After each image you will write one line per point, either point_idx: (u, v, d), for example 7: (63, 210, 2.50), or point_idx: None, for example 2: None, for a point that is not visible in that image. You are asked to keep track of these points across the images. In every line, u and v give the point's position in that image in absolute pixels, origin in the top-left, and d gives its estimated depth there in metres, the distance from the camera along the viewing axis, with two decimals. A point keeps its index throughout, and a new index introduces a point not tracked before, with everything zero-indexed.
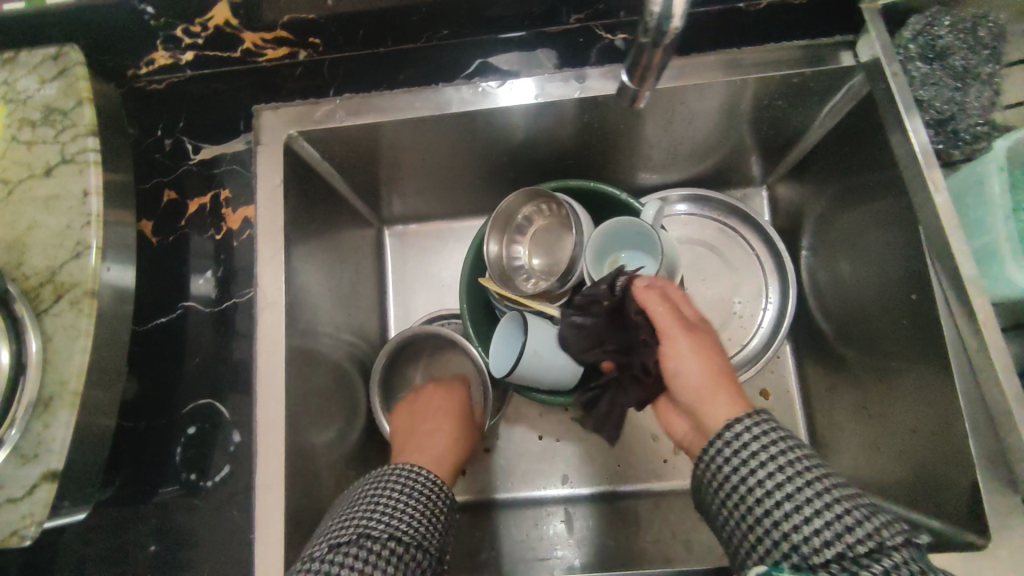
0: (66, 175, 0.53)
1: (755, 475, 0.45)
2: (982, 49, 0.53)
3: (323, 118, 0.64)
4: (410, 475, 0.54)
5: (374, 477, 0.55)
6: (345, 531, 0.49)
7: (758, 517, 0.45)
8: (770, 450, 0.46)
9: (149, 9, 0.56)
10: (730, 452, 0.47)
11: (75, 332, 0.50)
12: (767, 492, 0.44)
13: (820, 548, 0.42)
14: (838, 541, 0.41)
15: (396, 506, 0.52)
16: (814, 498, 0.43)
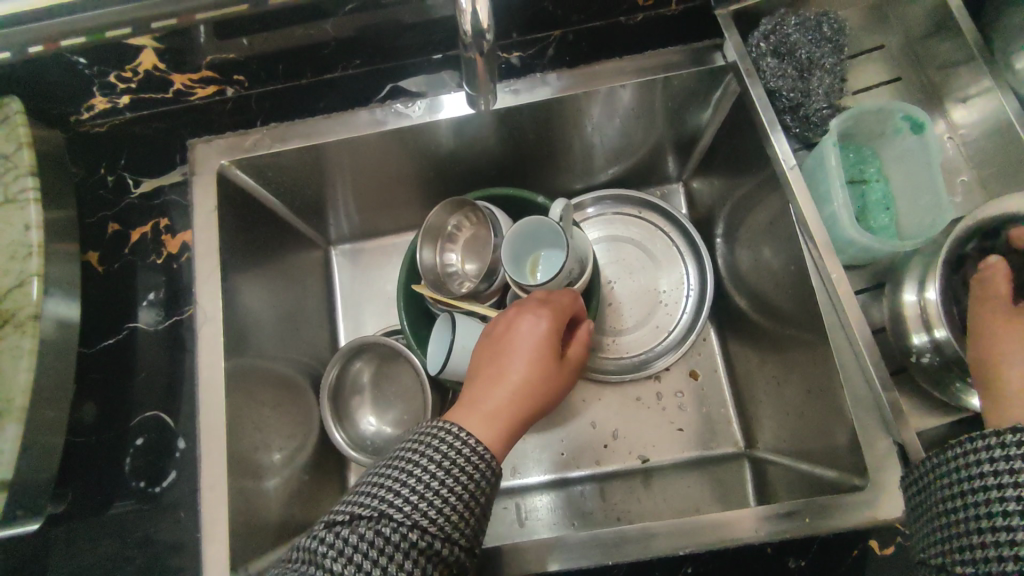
0: (10, 212, 0.58)
1: (979, 474, 0.40)
2: (824, 44, 0.60)
3: (251, 147, 0.71)
4: (457, 443, 0.48)
5: (433, 426, 0.50)
6: (368, 506, 0.45)
7: (965, 514, 0.41)
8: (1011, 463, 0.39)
9: (81, 59, 0.61)
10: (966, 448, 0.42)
11: (19, 354, 0.54)
12: (982, 491, 0.40)
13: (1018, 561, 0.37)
14: None
15: (430, 488, 0.46)
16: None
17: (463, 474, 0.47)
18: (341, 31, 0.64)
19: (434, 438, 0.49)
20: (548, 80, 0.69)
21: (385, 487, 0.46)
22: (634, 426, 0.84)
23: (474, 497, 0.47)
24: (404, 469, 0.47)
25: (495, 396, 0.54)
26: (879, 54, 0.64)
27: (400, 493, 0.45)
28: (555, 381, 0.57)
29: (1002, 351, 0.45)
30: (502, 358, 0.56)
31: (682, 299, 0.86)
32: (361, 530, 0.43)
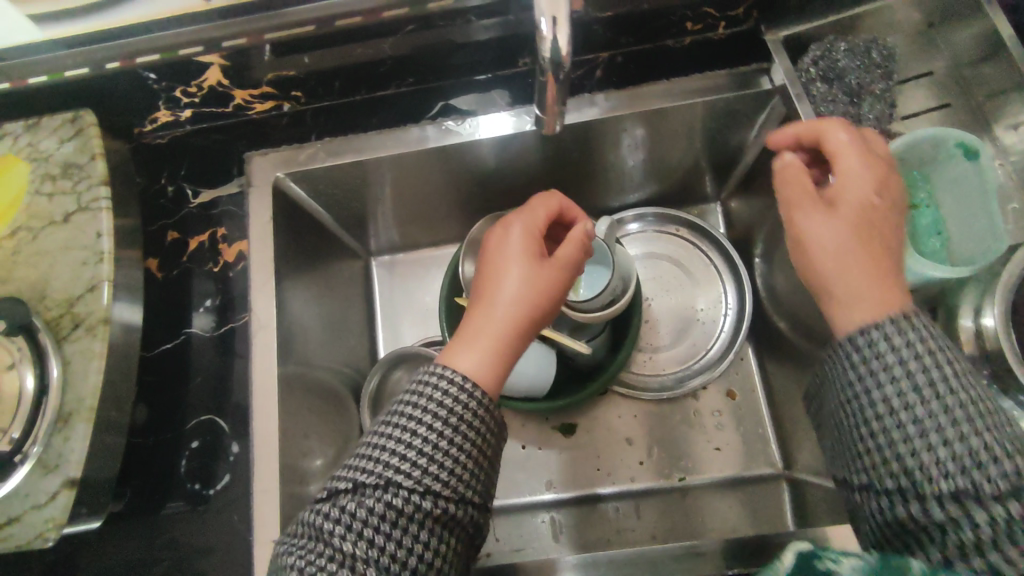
0: (82, 220, 0.60)
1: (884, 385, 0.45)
2: (875, 68, 0.61)
3: (306, 160, 0.73)
4: (453, 403, 0.51)
5: (423, 372, 0.53)
6: (373, 474, 0.48)
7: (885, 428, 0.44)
8: (906, 368, 0.44)
9: (151, 75, 0.63)
10: (862, 355, 0.46)
11: (90, 355, 0.56)
12: (890, 399, 0.44)
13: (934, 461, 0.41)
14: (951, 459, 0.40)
15: (431, 452, 0.49)
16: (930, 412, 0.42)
17: (462, 437, 0.50)
18: (399, 49, 0.65)
19: (428, 400, 0.51)
20: (596, 101, 0.71)
21: (386, 452, 0.49)
22: (670, 443, 0.84)
23: (475, 459, 0.51)
24: (405, 436, 0.49)
25: (483, 318, 0.55)
26: (925, 80, 0.65)
27: (403, 461, 0.48)
28: (549, 280, 0.57)
29: (812, 268, 0.51)
30: (487, 280, 0.57)
31: (719, 317, 0.87)
32: (369, 500, 0.47)
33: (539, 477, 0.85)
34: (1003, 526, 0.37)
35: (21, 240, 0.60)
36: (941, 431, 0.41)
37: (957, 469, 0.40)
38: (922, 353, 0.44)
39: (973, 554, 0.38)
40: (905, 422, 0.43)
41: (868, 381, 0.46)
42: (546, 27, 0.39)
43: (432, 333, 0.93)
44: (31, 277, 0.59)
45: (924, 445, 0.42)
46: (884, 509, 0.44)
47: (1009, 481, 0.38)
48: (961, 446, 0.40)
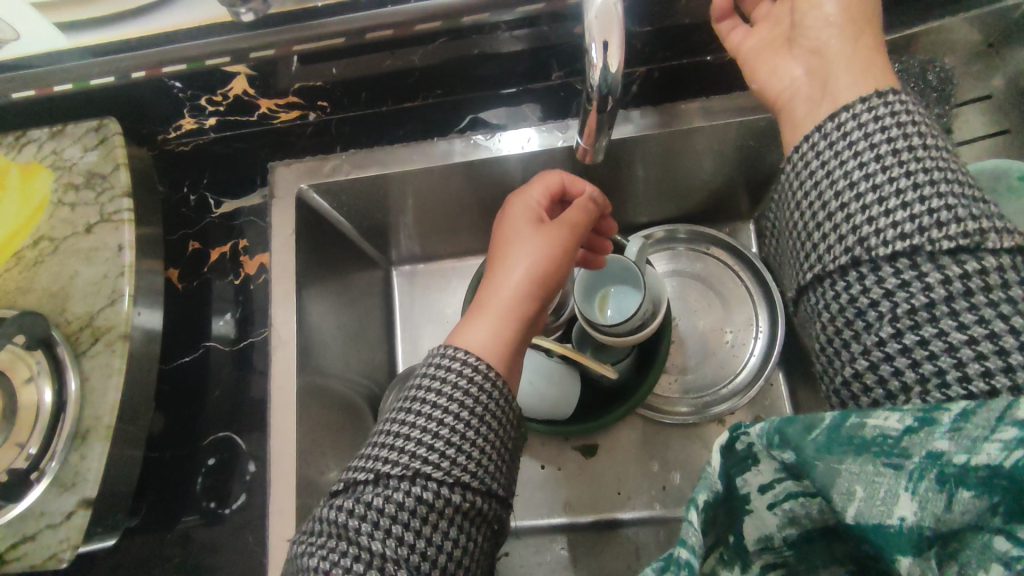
0: (104, 231, 0.59)
1: (848, 196, 0.44)
2: (931, 92, 0.60)
3: (331, 172, 0.72)
4: (478, 390, 0.49)
5: (440, 352, 0.52)
6: (399, 465, 0.46)
7: (842, 235, 0.44)
8: (868, 172, 0.44)
9: (177, 83, 0.62)
10: (829, 159, 0.46)
11: (109, 371, 0.56)
12: (851, 204, 0.44)
13: (890, 242, 0.42)
14: (912, 238, 0.41)
15: (459, 440, 0.47)
16: (892, 198, 0.43)
17: (488, 426, 0.49)
18: (429, 57, 0.63)
19: (453, 385, 0.49)
20: (632, 117, 0.68)
21: (411, 440, 0.47)
22: (695, 469, 0.81)
23: (501, 450, 0.49)
24: (431, 426, 0.47)
25: (501, 290, 0.58)
26: (982, 103, 0.62)
27: (430, 452, 0.46)
28: (561, 242, 0.61)
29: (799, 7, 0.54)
30: (501, 254, 0.61)
31: (750, 340, 0.84)
32: (397, 494, 0.45)
33: (558, 500, 0.82)
34: (954, 290, 0.40)
35: (43, 250, 0.59)
36: (900, 200, 0.42)
37: (910, 227, 0.42)
38: (895, 141, 0.44)
39: (925, 324, 0.41)
40: (868, 170, 0.44)
41: (835, 168, 0.45)
42: (597, 54, 0.37)
43: None
44: (52, 287, 0.58)
45: (880, 228, 0.42)
46: (832, 292, 0.45)
47: (954, 254, 0.41)
48: (918, 216, 0.42)
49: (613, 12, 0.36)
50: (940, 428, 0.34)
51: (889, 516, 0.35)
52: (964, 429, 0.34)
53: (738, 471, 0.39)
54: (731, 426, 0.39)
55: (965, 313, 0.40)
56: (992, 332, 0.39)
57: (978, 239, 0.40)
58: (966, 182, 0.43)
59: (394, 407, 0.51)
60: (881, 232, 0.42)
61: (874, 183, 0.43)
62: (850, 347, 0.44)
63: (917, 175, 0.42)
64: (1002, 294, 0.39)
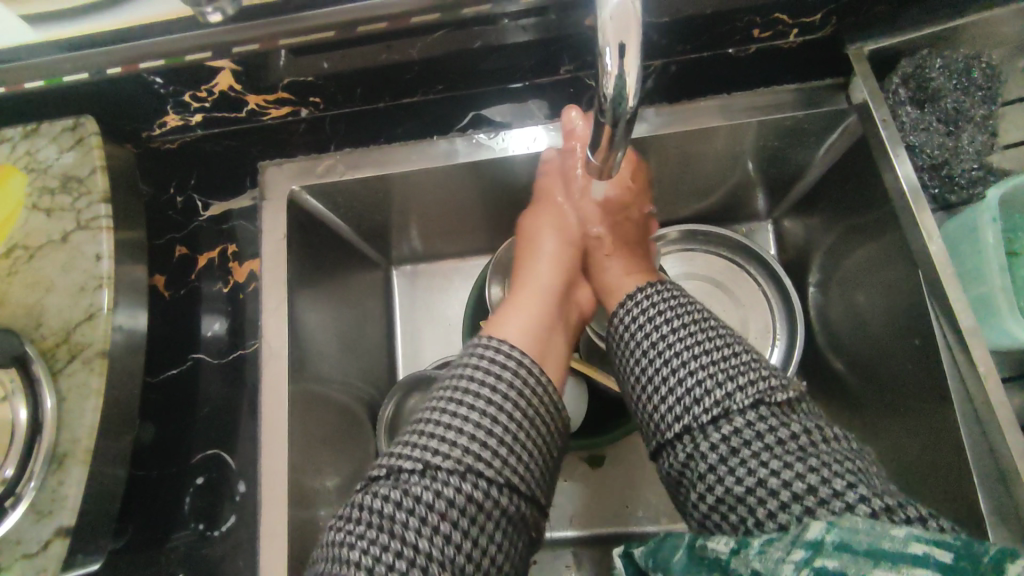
0: (81, 240, 0.56)
1: (635, 378, 0.51)
2: (975, 91, 0.55)
3: (324, 172, 0.68)
4: (526, 390, 0.50)
5: (480, 341, 0.53)
6: (450, 459, 0.46)
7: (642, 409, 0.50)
8: (644, 334, 0.52)
9: (158, 79, 0.57)
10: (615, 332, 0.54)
11: (86, 392, 0.52)
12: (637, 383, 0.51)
13: (674, 424, 0.47)
14: (686, 414, 0.47)
15: (509, 441, 0.48)
16: (667, 371, 0.49)
17: (534, 428, 0.49)
18: (429, 51, 0.58)
19: (507, 384, 0.50)
20: (646, 115, 0.64)
21: (464, 436, 0.47)
22: None
23: (546, 454, 0.50)
24: (482, 422, 0.47)
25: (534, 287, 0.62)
26: None
27: (481, 449, 0.46)
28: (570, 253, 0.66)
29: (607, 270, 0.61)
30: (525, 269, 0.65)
31: (767, 349, 0.78)
32: (447, 489, 0.45)
33: (565, 513, 0.79)
34: (753, 445, 0.44)
35: (17, 260, 0.56)
36: (697, 378, 0.47)
37: (680, 391, 0.47)
38: (651, 321, 0.52)
39: (722, 492, 0.44)
40: (668, 338, 0.50)
41: (634, 338, 0.52)
42: (611, 60, 0.32)
43: (454, 351, 0.87)
44: (26, 301, 0.55)
45: (693, 414, 0.47)
46: (671, 458, 0.48)
47: (725, 413, 0.46)
48: (716, 373, 0.47)
49: (631, 13, 0.32)
50: (751, 550, 0.40)
51: None
52: (769, 551, 0.39)
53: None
54: (621, 549, 0.47)
55: (772, 459, 0.43)
56: (788, 478, 0.42)
57: (748, 444, 0.44)
58: (720, 329, 0.51)
59: (438, 393, 0.51)
60: (690, 412, 0.47)
61: (671, 359, 0.49)
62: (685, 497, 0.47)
63: (678, 332, 0.50)
64: (796, 439, 0.44)
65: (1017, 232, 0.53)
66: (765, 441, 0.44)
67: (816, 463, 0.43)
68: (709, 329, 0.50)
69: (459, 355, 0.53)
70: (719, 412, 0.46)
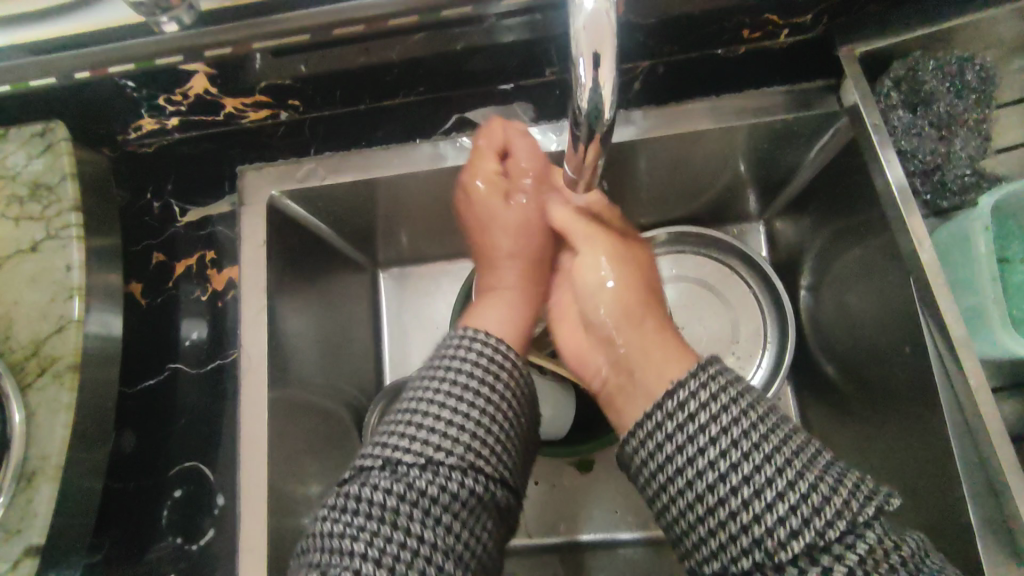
0: (52, 250, 0.55)
1: (712, 488, 0.40)
2: (969, 94, 0.54)
3: (305, 177, 0.66)
4: (511, 382, 0.49)
5: (471, 331, 0.51)
6: (454, 454, 0.44)
7: (725, 527, 0.39)
8: (717, 432, 0.41)
9: (130, 83, 0.55)
10: (663, 425, 0.43)
11: (56, 407, 0.52)
12: (719, 493, 0.39)
13: (783, 543, 0.37)
14: (804, 533, 0.37)
15: (502, 433, 0.47)
16: (768, 479, 0.39)
17: (527, 427, 0.49)
18: (409, 53, 0.56)
19: (506, 380, 0.49)
20: (633, 118, 0.62)
21: (467, 432, 0.45)
22: None
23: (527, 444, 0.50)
24: (477, 416, 0.46)
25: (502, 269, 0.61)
26: None
27: (482, 442, 0.45)
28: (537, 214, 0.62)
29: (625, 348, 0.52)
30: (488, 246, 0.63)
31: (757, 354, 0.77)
32: (450, 482, 0.43)
33: (554, 518, 0.78)
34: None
35: None
36: (782, 496, 0.38)
37: (791, 504, 0.38)
38: (726, 408, 0.42)
39: None
40: (748, 435, 0.41)
41: (680, 441, 0.42)
42: (584, 70, 0.31)
43: None
44: None
45: (780, 543, 0.37)
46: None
47: (854, 529, 0.37)
48: (821, 477, 0.39)
49: (606, 23, 0.30)
50: None
51: None
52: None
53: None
54: None
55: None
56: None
57: (885, 557, 0.36)
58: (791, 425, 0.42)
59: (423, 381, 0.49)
60: (777, 542, 0.37)
61: (737, 469, 0.40)
62: None
63: (760, 427, 0.41)
64: (905, 563, 0.36)
65: (1009, 239, 0.52)
66: (906, 553, 0.36)
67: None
68: (766, 422, 0.41)
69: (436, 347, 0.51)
70: (820, 543, 0.37)
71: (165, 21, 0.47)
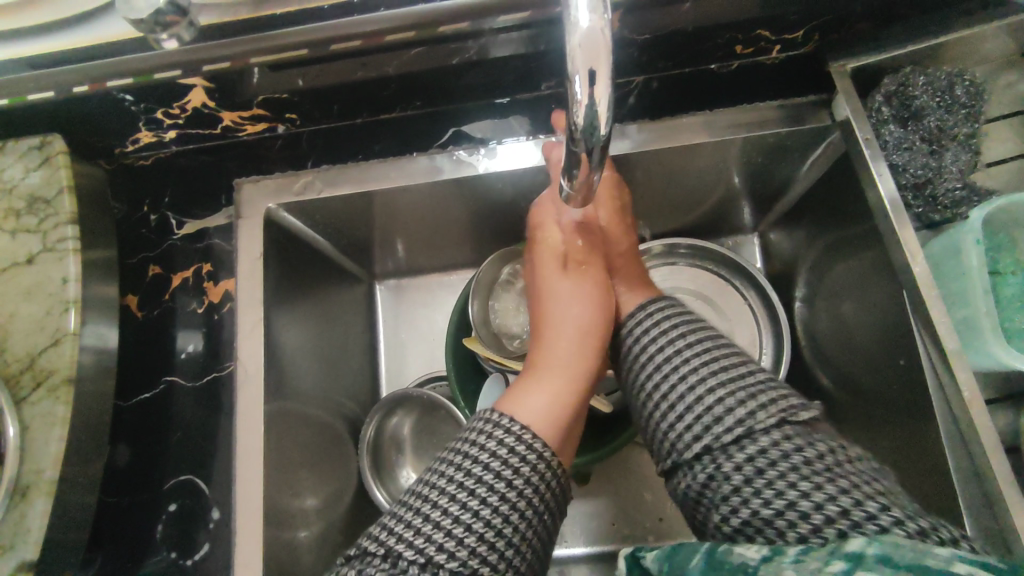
0: (48, 263, 0.55)
1: (661, 391, 0.46)
2: (959, 109, 0.55)
3: (302, 190, 0.66)
4: (542, 486, 0.44)
5: (498, 416, 0.46)
6: (456, 559, 0.40)
7: (669, 430, 0.45)
8: (672, 346, 0.48)
9: (128, 96, 0.56)
10: (638, 344, 0.50)
11: (52, 421, 0.51)
12: (664, 394, 0.46)
13: (704, 434, 0.43)
14: (723, 425, 0.42)
15: (518, 545, 0.42)
16: (704, 383, 0.45)
17: (543, 525, 0.44)
18: (406, 67, 0.57)
19: (535, 480, 0.44)
20: (627, 132, 0.63)
21: (475, 533, 0.41)
22: None
23: (545, 553, 0.45)
24: (496, 522, 0.41)
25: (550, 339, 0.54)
26: (1015, 119, 0.57)
27: (495, 552, 0.41)
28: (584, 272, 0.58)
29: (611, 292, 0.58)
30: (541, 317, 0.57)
31: (753, 365, 0.78)
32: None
33: None
34: (775, 459, 0.40)
35: None
36: (707, 398, 0.44)
37: (714, 400, 0.44)
38: (681, 333, 0.49)
39: (757, 498, 0.39)
40: (693, 352, 0.47)
41: (641, 355, 0.49)
42: (580, 88, 0.31)
43: (438, 366, 0.85)
44: None
45: (703, 425, 0.43)
46: (687, 480, 0.43)
47: (769, 427, 0.42)
48: (745, 389, 0.44)
49: (602, 41, 0.30)
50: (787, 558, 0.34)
51: None
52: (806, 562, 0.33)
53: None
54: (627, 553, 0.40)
55: (810, 487, 0.38)
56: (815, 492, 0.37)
57: (792, 451, 0.40)
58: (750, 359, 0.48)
59: (447, 465, 0.44)
60: (699, 424, 0.43)
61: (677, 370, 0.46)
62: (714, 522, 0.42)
63: (710, 351, 0.47)
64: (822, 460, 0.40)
65: (999, 252, 0.52)
66: (820, 454, 0.40)
67: (843, 471, 0.39)
68: (717, 345, 0.48)
69: (472, 425, 0.47)
70: (740, 430, 0.42)
71: (165, 39, 0.48)
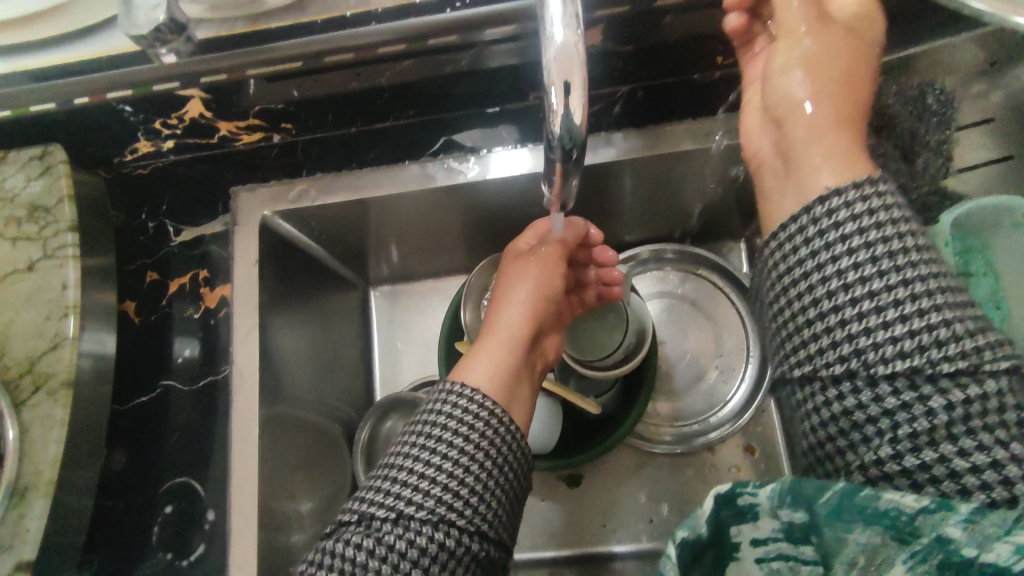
0: (48, 269, 0.56)
1: (828, 296, 0.40)
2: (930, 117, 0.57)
3: (296, 199, 0.68)
4: (493, 434, 0.49)
5: (450, 384, 0.51)
6: (424, 508, 0.44)
7: (830, 320, 0.40)
8: (869, 252, 0.39)
9: (127, 107, 0.58)
10: (804, 242, 0.41)
11: (50, 423, 0.52)
12: (835, 304, 0.39)
13: (892, 360, 0.37)
14: (918, 356, 0.37)
15: (481, 487, 0.46)
16: (906, 309, 0.38)
17: (506, 471, 0.48)
18: (398, 77, 0.59)
19: (486, 431, 0.48)
20: (614, 140, 0.65)
21: (439, 484, 0.45)
22: (684, 499, 0.78)
23: (513, 500, 0.49)
24: (456, 470, 0.46)
25: (503, 322, 0.59)
26: (986, 127, 0.59)
27: (456, 494, 0.45)
28: (554, 273, 0.62)
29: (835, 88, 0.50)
30: (497, 304, 0.61)
31: (741, 367, 0.80)
32: (420, 535, 0.43)
33: (544, 533, 0.78)
34: (960, 416, 0.36)
35: None
36: (905, 322, 0.38)
37: (914, 330, 0.37)
38: (891, 237, 0.39)
39: (926, 447, 0.36)
40: (891, 273, 0.38)
41: (808, 256, 0.41)
42: (556, 98, 0.33)
43: (432, 371, 0.86)
44: None
45: (884, 360, 0.38)
46: (828, 408, 0.40)
47: (971, 373, 0.36)
48: (950, 330, 0.37)
49: (575, 53, 0.32)
50: (954, 516, 0.33)
51: (933, 531, 0.33)
52: (979, 523, 0.32)
53: (735, 520, 0.40)
54: (738, 481, 0.39)
55: (995, 447, 0.35)
56: (986, 457, 0.35)
57: (983, 400, 0.36)
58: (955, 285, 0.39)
59: (403, 435, 0.50)
60: (883, 357, 0.38)
61: (854, 293, 0.39)
62: (856, 445, 0.39)
63: (916, 276, 0.38)
64: (1007, 415, 0.36)
65: (970, 255, 0.54)
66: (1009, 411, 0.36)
67: None
68: (917, 266, 0.39)
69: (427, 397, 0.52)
70: (925, 380, 0.37)
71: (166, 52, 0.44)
